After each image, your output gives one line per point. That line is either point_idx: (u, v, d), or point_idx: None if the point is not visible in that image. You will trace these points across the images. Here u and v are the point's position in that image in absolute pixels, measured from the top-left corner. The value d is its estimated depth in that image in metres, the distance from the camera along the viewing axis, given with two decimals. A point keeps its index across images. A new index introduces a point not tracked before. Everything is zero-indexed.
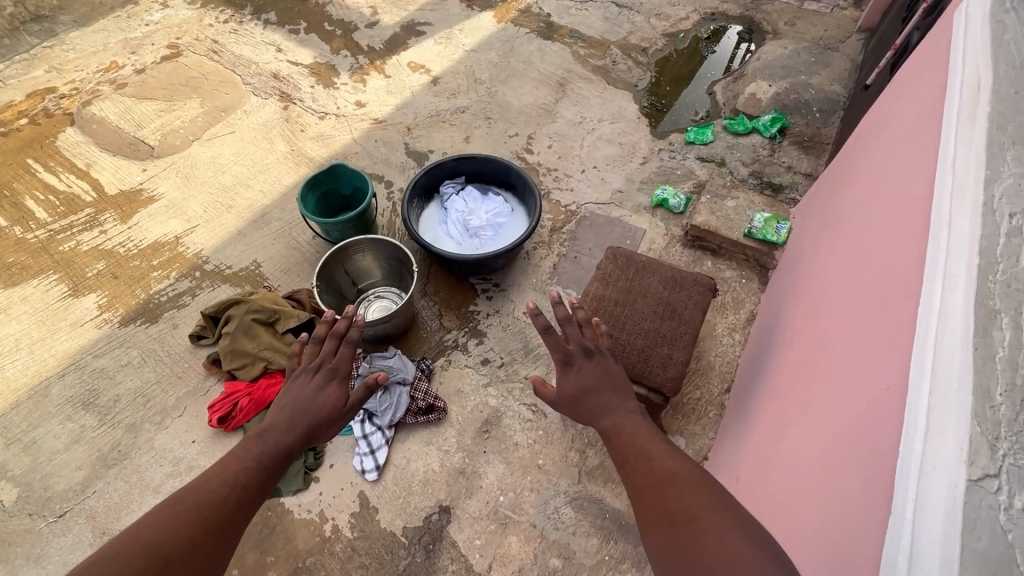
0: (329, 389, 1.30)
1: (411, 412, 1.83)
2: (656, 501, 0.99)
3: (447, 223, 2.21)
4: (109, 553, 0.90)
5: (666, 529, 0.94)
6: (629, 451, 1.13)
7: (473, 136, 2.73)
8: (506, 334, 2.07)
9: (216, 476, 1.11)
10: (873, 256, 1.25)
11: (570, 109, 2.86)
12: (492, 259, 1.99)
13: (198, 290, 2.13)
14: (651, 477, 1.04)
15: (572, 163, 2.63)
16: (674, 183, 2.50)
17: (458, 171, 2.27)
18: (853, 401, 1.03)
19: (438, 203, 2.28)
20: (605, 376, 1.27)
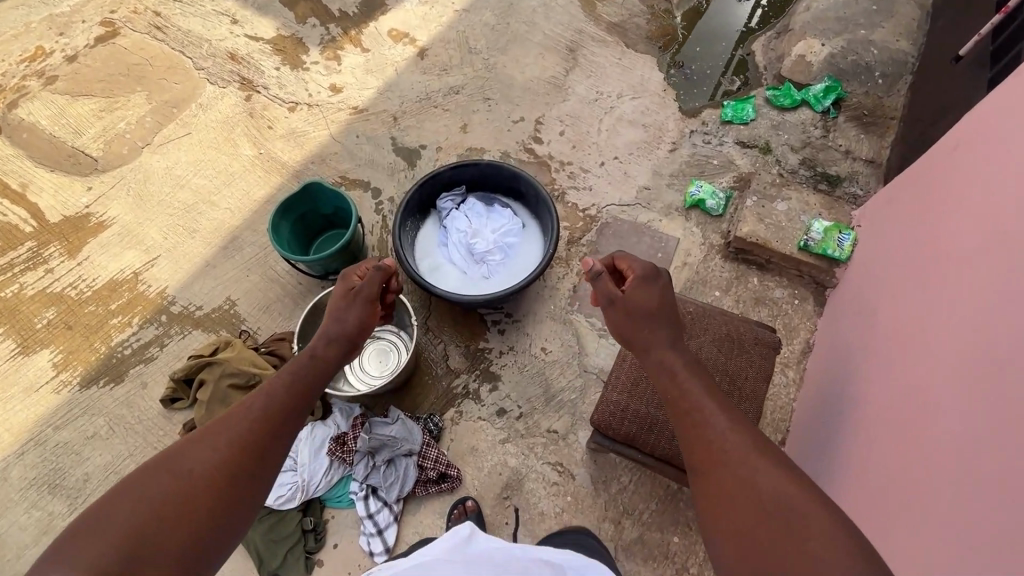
0: (339, 288, 1.34)
1: (422, 484, 1.60)
2: (729, 477, 0.93)
3: (447, 245, 1.88)
4: (154, 470, 0.89)
5: (738, 513, 0.88)
6: (691, 412, 1.06)
7: (471, 123, 2.31)
8: (524, 378, 1.81)
9: (263, 396, 1.07)
10: (1000, 277, 1.04)
11: (584, 84, 2.43)
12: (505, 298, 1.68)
13: (166, 339, 1.84)
14: (726, 449, 0.97)
15: (590, 154, 2.24)
16: (710, 177, 2.13)
17: (456, 180, 1.90)
18: (994, 461, 0.89)
19: (435, 220, 1.93)
20: (664, 310, 1.23)
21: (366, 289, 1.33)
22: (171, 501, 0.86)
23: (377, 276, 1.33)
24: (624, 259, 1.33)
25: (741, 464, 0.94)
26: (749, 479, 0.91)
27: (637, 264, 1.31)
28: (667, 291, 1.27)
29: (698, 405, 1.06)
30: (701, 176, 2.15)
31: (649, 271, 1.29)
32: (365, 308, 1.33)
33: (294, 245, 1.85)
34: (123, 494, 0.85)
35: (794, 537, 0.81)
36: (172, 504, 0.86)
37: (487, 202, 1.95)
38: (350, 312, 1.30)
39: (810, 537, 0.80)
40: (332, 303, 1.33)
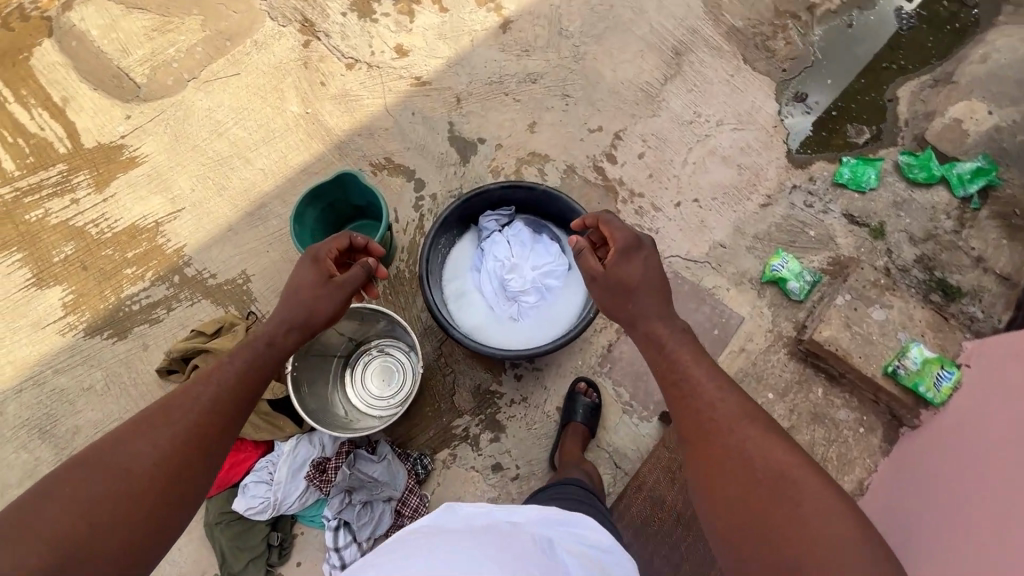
0: (311, 272, 1.21)
1: (396, 530, 1.51)
2: (724, 454, 0.95)
3: (480, 272, 1.68)
4: (83, 467, 0.82)
5: (735, 488, 0.91)
6: (682, 386, 1.07)
7: (542, 122, 2.03)
8: (529, 436, 1.65)
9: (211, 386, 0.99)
10: None
11: (681, 99, 2.07)
12: (530, 356, 1.49)
13: (175, 302, 1.76)
14: (718, 424, 0.99)
15: (667, 189, 1.94)
16: (800, 250, 1.81)
17: (506, 200, 1.67)
18: None
19: (473, 238, 1.73)
20: (652, 287, 1.24)
21: (344, 279, 1.24)
22: (109, 501, 0.80)
23: (364, 271, 1.27)
24: (610, 226, 1.31)
25: (734, 438, 0.96)
26: (741, 459, 0.93)
27: (620, 233, 1.30)
28: (653, 262, 1.27)
29: (688, 380, 1.07)
30: (789, 246, 1.82)
31: (631, 243, 1.28)
32: (342, 298, 1.24)
33: (319, 235, 1.69)
34: (46, 496, 0.78)
35: (794, 520, 0.83)
36: (112, 500, 0.81)
37: (535, 228, 1.72)
38: (323, 300, 1.20)
39: (811, 525, 0.82)
40: (294, 282, 1.20)
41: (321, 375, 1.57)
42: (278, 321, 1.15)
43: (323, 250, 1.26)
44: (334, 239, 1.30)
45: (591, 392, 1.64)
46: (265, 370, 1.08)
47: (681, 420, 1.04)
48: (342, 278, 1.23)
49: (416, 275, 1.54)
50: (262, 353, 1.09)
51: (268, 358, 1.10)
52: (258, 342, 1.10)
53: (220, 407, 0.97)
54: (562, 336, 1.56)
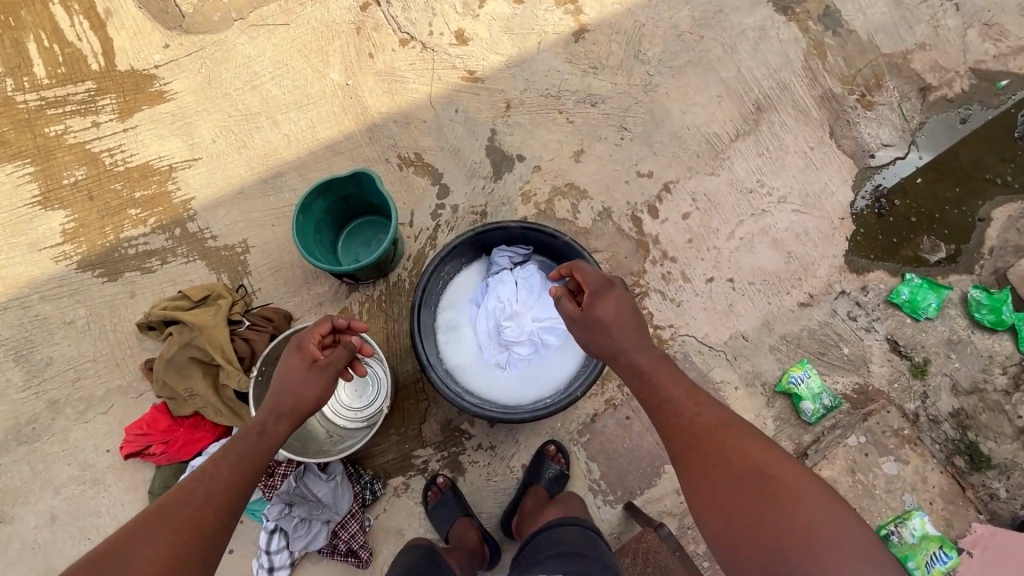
0: (295, 360, 1.22)
1: (330, 548, 1.51)
2: (711, 457, 1.06)
3: (479, 308, 1.58)
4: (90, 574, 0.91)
5: (722, 482, 1.03)
6: (664, 401, 1.16)
7: (589, 153, 1.86)
8: (487, 485, 1.59)
9: (206, 481, 1.06)
10: None
11: (747, 162, 1.87)
12: (504, 420, 1.40)
13: (170, 256, 1.72)
14: (706, 424, 1.10)
15: (702, 259, 1.77)
16: (827, 366, 1.64)
17: (525, 239, 1.55)
18: None
19: (481, 269, 1.61)
20: (628, 327, 1.24)
21: (330, 362, 1.24)
22: None
23: (346, 351, 1.27)
24: (582, 271, 1.30)
25: (718, 438, 1.08)
26: (727, 455, 1.05)
27: (593, 274, 1.29)
28: (626, 300, 1.26)
29: (672, 400, 1.16)
30: (817, 358, 1.66)
31: (602, 283, 1.27)
32: (328, 379, 1.23)
33: (325, 226, 1.61)
34: None
35: (778, 509, 0.96)
36: None
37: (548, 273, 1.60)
38: (308, 385, 1.20)
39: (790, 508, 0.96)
40: (281, 373, 1.22)
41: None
42: (268, 412, 1.18)
43: (307, 336, 1.26)
44: (317, 326, 1.29)
45: (559, 456, 1.56)
46: (260, 461, 1.13)
47: (670, 433, 1.13)
48: (326, 361, 1.23)
49: (411, 301, 1.45)
50: (256, 444, 1.14)
51: (260, 447, 1.13)
52: (251, 433, 1.15)
53: (217, 496, 1.05)
54: (544, 402, 1.46)
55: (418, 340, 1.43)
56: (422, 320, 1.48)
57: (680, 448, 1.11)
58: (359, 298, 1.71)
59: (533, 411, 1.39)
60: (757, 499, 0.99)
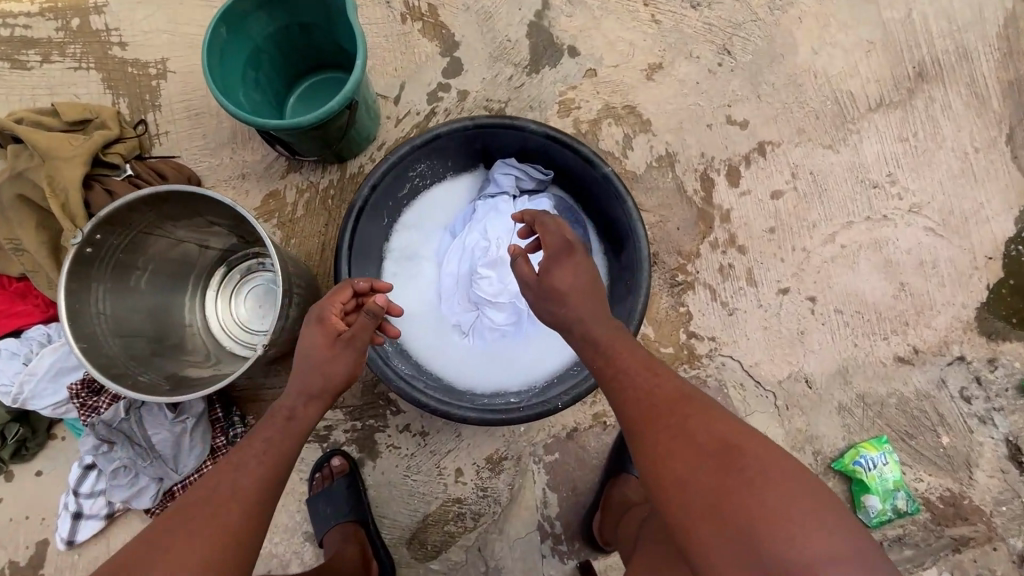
0: (310, 339, 0.80)
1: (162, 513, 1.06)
2: (679, 442, 0.67)
3: (452, 240, 1.08)
4: None
5: (689, 473, 0.65)
6: (620, 369, 0.77)
7: (668, 72, 1.30)
8: (401, 484, 1.14)
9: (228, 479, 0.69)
10: None
11: (881, 145, 1.31)
12: (436, 411, 0.91)
13: (55, 54, 1.22)
14: (664, 392, 0.73)
15: (781, 261, 1.25)
16: (912, 454, 1.15)
17: (547, 158, 1.04)
18: None
19: (471, 186, 1.11)
20: (595, 302, 0.83)
21: (361, 333, 0.81)
22: None
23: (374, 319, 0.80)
24: (542, 226, 0.86)
25: (683, 414, 0.70)
26: (698, 437, 0.67)
27: (553, 231, 0.85)
28: (589, 269, 0.86)
29: (638, 387, 0.75)
30: (901, 439, 1.16)
31: (562, 246, 0.85)
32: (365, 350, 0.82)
33: (267, 62, 1.09)
34: None
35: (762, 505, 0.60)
36: None
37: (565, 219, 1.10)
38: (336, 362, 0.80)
39: (776, 502, 0.60)
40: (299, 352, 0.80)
41: (174, 274, 1.03)
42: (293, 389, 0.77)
43: (324, 304, 0.82)
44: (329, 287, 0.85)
45: None
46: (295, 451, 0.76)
47: (622, 413, 0.74)
48: (354, 331, 0.80)
49: (352, 199, 0.95)
50: (285, 433, 0.75)
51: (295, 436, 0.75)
52: (277, 420, 0.76)
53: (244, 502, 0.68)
54: (504, 400, 0.98)
55: (345, 259, 0.94)
56: (363, 233, 0.98)
57: (635, 430, 0.72)
58: (297, 183, 1.21)
59: (486, 411, 0.91)
60: (727, 487, 0.62)
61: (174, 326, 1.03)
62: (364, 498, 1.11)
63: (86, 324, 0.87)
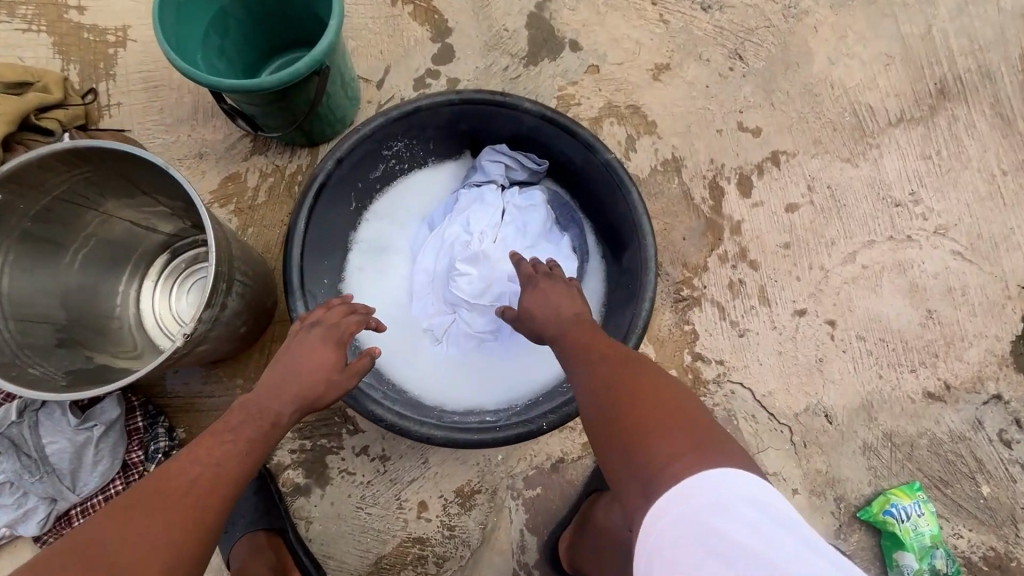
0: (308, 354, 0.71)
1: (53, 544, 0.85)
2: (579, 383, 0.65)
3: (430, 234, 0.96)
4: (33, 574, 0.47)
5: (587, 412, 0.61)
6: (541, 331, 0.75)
7: (677, 73, 1.21)
8: (353, 518, 0.96)
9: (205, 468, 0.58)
10: None
11: (903, 162, 1.21)
12: (396, 429, 0.76)
13: (4, 14, 1.10)
14: (582, 334, 0.70)
15: (797, 279, 1.12)
16: (948, 505, 1.01)
17: (541, 144, 0.93)
18: None
19: (454, 174, 1.00)
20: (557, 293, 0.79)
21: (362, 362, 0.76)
22: None
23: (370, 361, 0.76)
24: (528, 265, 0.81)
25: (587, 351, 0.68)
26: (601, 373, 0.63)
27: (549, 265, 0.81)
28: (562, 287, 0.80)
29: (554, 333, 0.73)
30: (935, 487, 1.01)
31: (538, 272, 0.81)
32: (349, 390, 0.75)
33: (233, 31, 0.97)
34: None
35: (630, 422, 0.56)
36: None
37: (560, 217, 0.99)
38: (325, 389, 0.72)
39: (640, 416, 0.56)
40: (296, 351, 0.71)
41: (105, 258, 0.89)
42: (286, 392, 0.67)
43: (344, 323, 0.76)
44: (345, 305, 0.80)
45: None
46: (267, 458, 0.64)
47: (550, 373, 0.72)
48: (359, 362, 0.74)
49: (313, 172, 0.81)
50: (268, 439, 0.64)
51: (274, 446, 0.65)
52: (260, 422, 0.64)
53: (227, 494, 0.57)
54: (477, 418, 0.82)
55: (298, 242, 0.80)
56: (323, 215, 0.85)
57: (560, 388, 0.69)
58: (261, 166, 1.07)
59: (457, 437, 0.75)
60: (605, 408, 0.59)
61: (94, 317, 0.88)
62: (275, 502, 0.93)
63: None
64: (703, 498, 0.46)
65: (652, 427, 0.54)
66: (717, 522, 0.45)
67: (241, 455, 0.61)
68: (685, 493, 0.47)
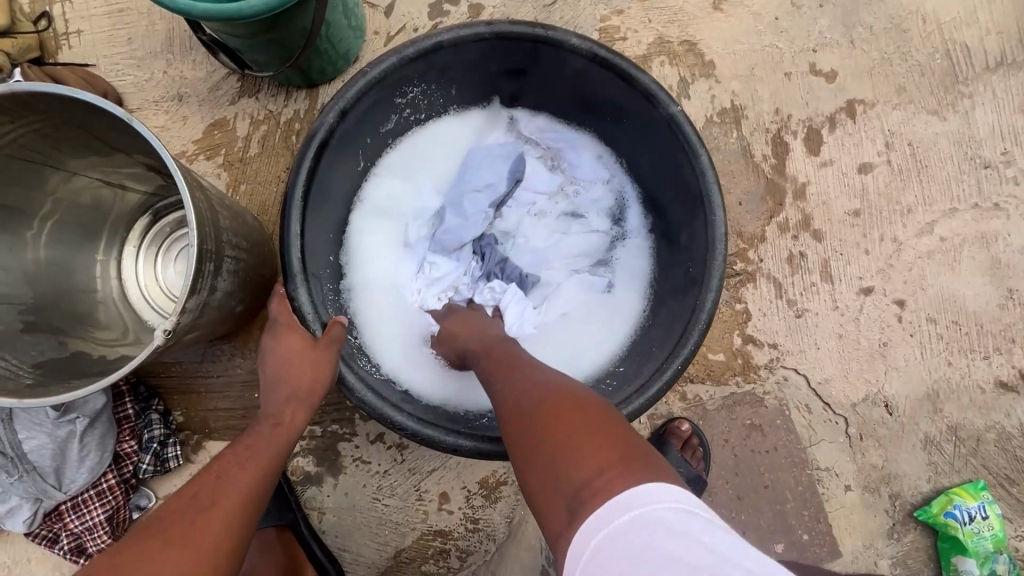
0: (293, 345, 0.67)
1: (45, 538, 0.79)
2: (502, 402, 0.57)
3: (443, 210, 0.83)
4: None
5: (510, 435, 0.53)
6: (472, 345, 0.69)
7: (741, 1, 1.01)
8: (369, 510, 0.88)
9: (211, 480, 0.55)
10: None
11: (998, 115, 1.04)
12: (417, 437, 0.66)
13: None
14: (502, 354, 0.65)
15: (865, 253, 0.99)
16: (1013, 505, 0.93)
17: (587, 92, 0.78)
18: None
19: (471, 134, 0.86)
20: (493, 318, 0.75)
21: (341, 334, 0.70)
22: None
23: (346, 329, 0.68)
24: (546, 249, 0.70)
25: (504, 368, 0.62)
26: (516, 390, 0.57)
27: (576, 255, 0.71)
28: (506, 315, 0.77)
29: (478, 355, 0.67)
30: (1000, 485, 0.93)
31: None
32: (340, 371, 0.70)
33: None
34: None
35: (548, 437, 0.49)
36: None
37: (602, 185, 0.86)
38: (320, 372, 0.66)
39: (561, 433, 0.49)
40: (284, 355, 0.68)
41: (76, 224, 0.76)
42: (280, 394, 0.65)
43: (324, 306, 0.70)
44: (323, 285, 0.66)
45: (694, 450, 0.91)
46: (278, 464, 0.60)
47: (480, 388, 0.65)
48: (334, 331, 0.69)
49: (314, 124, 0.67)
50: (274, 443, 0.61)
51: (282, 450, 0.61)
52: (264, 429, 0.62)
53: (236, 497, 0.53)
54: None
55: (298, 210, 0.66)
56: (326, 177, 0.71)
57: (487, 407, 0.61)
58: (252, 112, 0.91)
59: (488, 448, 0.66)
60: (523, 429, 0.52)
61: (69, 292, 0.76)
62: (285, 493, 0.85)
63: None
64: (636, 517, 0.40)
65: (567, 439, 0.48)
66: (651, 534, 0.39)
67: (245, 459, 0.58)
68: (618, 506, 0.41)
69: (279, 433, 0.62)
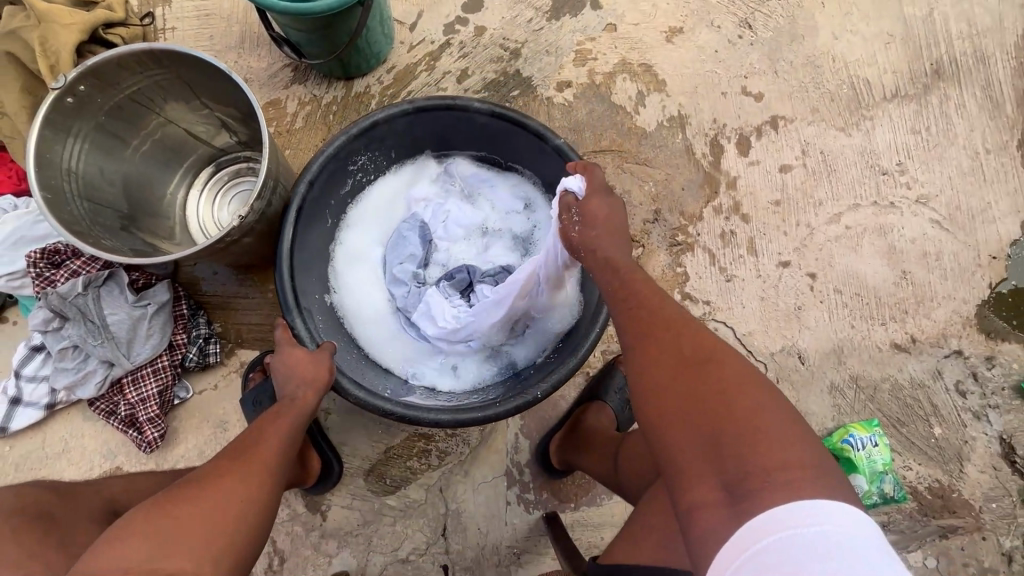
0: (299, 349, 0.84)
1: (105, 409, 0.99)
2: (658, 353, 0.64)
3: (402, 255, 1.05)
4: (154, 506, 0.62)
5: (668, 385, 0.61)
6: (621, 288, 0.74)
7: (689, 37, 1.29)
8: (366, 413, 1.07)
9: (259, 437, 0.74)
10: None
11: (894, 135, 1.30)
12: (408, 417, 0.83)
13: None
14: (662, 308, 0.68)
15: (784, 235, 1.22)
16: (902, 441, 1.12)
17: (494, 140, 1.01)
18: None
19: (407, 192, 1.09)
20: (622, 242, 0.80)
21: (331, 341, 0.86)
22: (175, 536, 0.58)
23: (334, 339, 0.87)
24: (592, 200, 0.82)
25: (667, 322, 0.66)
26: (680, 345, 0.63)
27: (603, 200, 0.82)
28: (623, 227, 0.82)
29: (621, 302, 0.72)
30: (892, 425, 1.13)
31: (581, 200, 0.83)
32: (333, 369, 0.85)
33: None
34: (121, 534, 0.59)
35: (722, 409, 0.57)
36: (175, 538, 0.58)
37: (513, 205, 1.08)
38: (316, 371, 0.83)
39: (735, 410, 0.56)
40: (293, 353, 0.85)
41: (162, 163, 1.00)
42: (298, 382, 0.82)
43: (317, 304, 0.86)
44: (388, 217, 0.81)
45: None
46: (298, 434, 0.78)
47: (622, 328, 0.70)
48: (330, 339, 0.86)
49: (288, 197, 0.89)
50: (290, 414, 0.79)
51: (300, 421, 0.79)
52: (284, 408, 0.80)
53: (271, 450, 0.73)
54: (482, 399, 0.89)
55: (285, 260, 0.86)
56: (304, 236, 0.92)
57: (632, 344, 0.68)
58: (300, 96, 1.17)
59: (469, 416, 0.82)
60: (694, 393, 0.59)
61: (148, 212, 0.98)
62: None
63: (53, 177, 0.82)
64: (826, 532, 0.47)
65: (744, 433, 0.55)
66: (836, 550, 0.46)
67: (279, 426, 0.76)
68: (802, 516, 0.49)
69: (298, 406, 0.80)
